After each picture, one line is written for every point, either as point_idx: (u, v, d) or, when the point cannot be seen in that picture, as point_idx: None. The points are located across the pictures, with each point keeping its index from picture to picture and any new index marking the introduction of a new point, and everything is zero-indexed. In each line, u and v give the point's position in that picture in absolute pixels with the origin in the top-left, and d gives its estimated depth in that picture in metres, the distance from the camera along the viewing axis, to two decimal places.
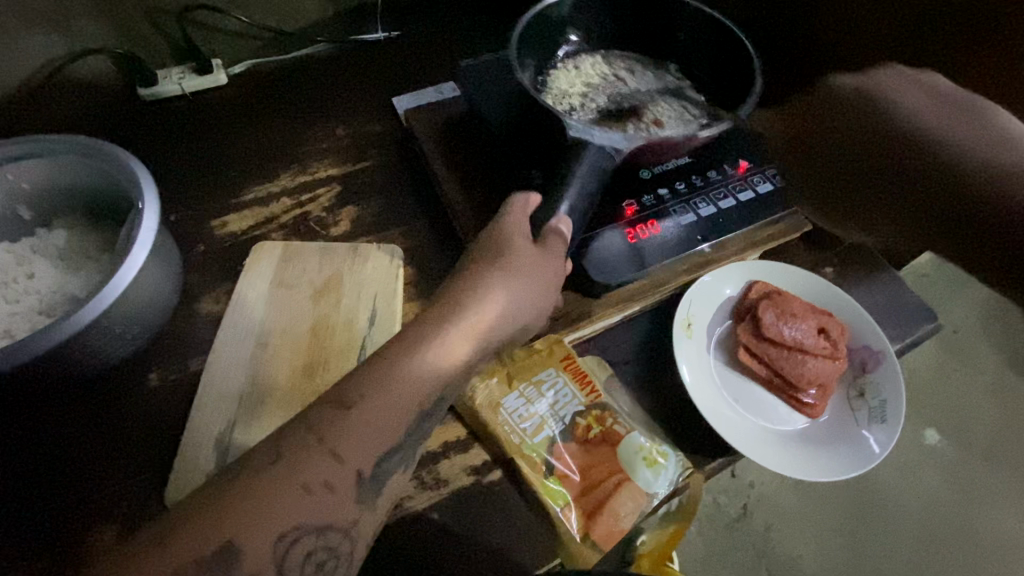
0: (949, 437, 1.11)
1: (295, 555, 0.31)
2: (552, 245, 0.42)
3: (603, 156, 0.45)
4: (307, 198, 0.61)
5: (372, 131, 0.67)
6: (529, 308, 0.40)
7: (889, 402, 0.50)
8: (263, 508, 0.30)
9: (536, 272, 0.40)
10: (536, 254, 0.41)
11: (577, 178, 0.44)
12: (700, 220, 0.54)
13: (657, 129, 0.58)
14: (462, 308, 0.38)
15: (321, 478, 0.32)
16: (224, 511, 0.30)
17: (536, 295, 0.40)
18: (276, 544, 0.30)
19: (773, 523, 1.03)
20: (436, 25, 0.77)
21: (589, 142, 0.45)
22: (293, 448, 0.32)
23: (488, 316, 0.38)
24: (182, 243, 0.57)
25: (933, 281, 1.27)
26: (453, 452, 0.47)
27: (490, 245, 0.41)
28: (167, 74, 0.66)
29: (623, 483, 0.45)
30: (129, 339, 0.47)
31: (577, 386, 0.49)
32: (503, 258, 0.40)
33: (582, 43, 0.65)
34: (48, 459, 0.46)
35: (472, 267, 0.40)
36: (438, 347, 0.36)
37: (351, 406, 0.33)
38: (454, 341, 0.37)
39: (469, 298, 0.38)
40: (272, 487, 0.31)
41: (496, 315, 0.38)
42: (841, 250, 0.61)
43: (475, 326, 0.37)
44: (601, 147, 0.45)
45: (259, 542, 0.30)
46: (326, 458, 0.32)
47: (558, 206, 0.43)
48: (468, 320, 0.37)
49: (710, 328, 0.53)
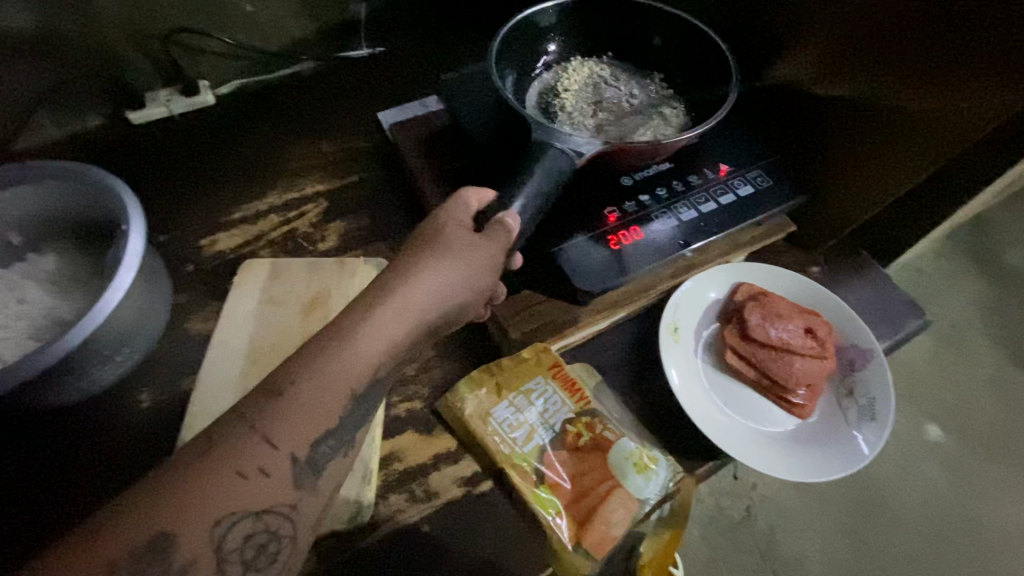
0: (950, 433, 1.11)
1: (227, 535, 0.30)
2: (493, 232, 0.41)
3: (564, 159, 0.45)
4: (295, 215, 0.62)
5: (359, 146, 0.68)
6: (461, 289, 0.39)
7: (878, 400, 0.50)
8: (224, 510, 0.30)
9: (467, 254, 0.39)
10: (470, 237, 0.40)
11: (534, 175, 0.44)
12: (683, 224, 0.53)
13: (634, 136, 0.57)
14: (395, 288, 0.37)
15: (256, 462, 0.31)
16: (171, 504, 0.29)
17: (468, 277, 0.39)
18: (239, 543, 0.31)
19: (777, 524, 1.02)
20: (422, 41, 0.78)
21: (551, 143, 0.45)
22: (253, 448, 0.31)
23: (421, 298, 0.37)
24: (171, 263, 0.58)
25: (929, 276, 1.27)
26: (442, 463, 0.47)
27: (431, 230, 0.41)
28: (155, 96, 0.68)
29: (614, 490, 0.45)
30: (117, 360, 0.48)
31: (566, 394, 0.49)
32: (437, 240, 0.40)
33: (564, 50, 0.64)
34: (32, 479, 0.45)
35: (411, 251, 0.40)
36: (372, 332, 0.35)
37: (319, 406, 0.33)
38: (387, 320, 0.36)
39: (400, 280, 0.38)
40: (235, 491, 0.31)
41: (428, 296, 0.37)
42: (827, 250, 0.62)
43: (407, 306, 0.37)
44: (562, 150, 0.45)
45: (220, 543, 0.30)
46: (263, 440, 0.32)
47: (510, 204, 0.42)
48: (402, 304, 0.37)
49: (697, 332, 0.54)
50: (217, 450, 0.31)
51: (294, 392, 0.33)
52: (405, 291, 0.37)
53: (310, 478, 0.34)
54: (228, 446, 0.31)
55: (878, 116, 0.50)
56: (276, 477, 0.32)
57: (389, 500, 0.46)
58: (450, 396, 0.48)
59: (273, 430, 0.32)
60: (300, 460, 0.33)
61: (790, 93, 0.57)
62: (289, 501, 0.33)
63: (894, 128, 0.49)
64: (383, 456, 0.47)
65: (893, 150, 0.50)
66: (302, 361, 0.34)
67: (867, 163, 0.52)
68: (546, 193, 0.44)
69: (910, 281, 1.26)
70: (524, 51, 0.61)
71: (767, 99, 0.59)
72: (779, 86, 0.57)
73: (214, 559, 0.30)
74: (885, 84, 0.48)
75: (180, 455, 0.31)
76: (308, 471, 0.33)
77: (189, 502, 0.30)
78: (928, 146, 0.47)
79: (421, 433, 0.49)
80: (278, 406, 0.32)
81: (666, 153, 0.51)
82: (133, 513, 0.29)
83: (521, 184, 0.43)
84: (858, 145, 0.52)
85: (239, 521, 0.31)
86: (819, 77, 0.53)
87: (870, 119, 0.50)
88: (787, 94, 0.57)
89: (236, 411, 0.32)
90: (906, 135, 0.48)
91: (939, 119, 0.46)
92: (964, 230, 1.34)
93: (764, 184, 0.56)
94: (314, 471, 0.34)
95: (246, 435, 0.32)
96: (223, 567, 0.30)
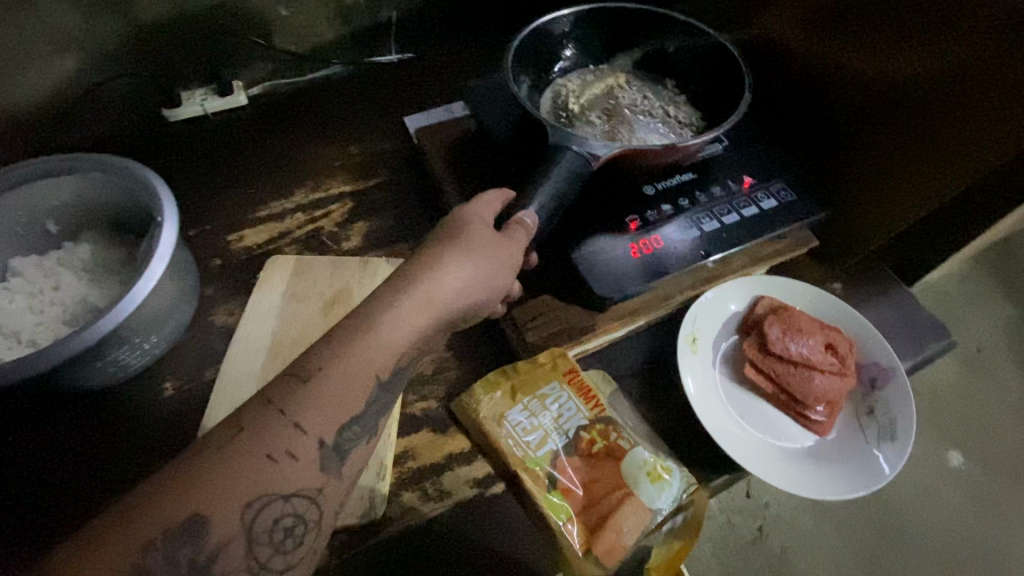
0: (974, 460, 1.08)
1: (260, 518, 0.31)
2: (512, 233, 0.41)
3: (581, 162, 0.45)
4: (321, 213, 0.63)
5: (383, 149, 0.69)
6: (481, 284, 0.39)
7: (900, 420, 0.49)
8: (254, 494, 0.31)
9: (491, 256, 0.40)
10: (492, 236, 0.40)
11: (551, 177, 0.44)
12: (705, 235, 0.53)
13: (645, 140, 0.57)
14: (417, 281, 0.37)
15: (285, 447, 0.32)
16: (214, 489, 0.30)
17: (488, 277, 0.39)
18: (269, 525, 0.31)
19: (790, 545, 1.00)
20: (449, 47, 0.80)
21: (568, 146, 0.45)
22: (281, 437, 0.32)
23: (442, 291, 0.38)
24: (199, 256, 0.59)
25: (954, 299, 1.24)
26: (456, 463, 0.48)
27: (451, 225, 0.41)
28: (191, 95, 0.70)
29: (626, 498, 0.45)
30: (145, 348, 0.49)
31: (581, 400, 0.49)
32: (460, 238, 0.40)
33: (579, 56, 0.64)
34: (62, 461, 0.47)
35: (433, 243, 0.40)
36: (398, 324, 0.36)
37: (343, 395, 0.34)
38: (409, 313, 0.36)
39: (423, 275, 0.38)
40: (267, 476, 0.31)
41: (452, 290, 0.38)
42: (851, 265, 0.61)
43: (429, 300, 0.37)
44: (579, 153, 0.45)
45: (251, 526, 0.31)
46: (295, 427, 0.32)
47: (526, 205, 0.43)
48: (427, 299, 0.37)
49: (716, 343, 0.53)
50: (246, 434, 0.32)
51: (323, 378, 0.34)
52: (427, 284, 0.37)
53: (338, 462, 0.34)
54: (257, 424, 0.32)
55: (895, 138, 0.51)
56: (309, 466, 0.32)
57: (403, 497, 0.46)
58: (465, 398, 0.49)
59: (305, 425, 0.33)
60: (331, 448, 0.33)
61: (814, 110, 0.57)
62: (316, 492, 0.33)
63: (908, 148, 0.50)
64: (397, 454, 0.48)
65: (911, 167, 0.50)
66: (336, 349, 0.35)
67: (884, 181, 0.53)
68: (562, 194, 0.44)
69: (935, 302, 1.24)
70: (540, 57, 0.62)
71: (794, 111, 0.59)
72: (806, 99, 0.57)
73: (244, 542, 0.31)
74: (899, 110, 0.50)
75: (208, 437, 0.32)
76: (335, 458, 0.34)
77: (213, 485, 0.30)
78: (948, 165, 0.47)
79: (435, 432, 0.49)
80: (306, 394, 0.33)
81: (679, 156, 0.51)
82: (169, 491, 0.29)
83: (538, 186, 0.44)
84: (877, 159, 0.53)
85: (266, 505, 0.31)
86: (847, 89, 0.53)
87: (891, 133, 0.51)
88: (809, 107, 0.57)
89: (269, 401, 0.33)
90: (929, 154, 0.48)
91: (938, 149, 0.48)
92: (992, 252, 1.31)
93: (788, 199, 0.56)
94: (341, 458, 0.34)
95: (277, 429, 0.32)
96: (257, 553, 0.31)
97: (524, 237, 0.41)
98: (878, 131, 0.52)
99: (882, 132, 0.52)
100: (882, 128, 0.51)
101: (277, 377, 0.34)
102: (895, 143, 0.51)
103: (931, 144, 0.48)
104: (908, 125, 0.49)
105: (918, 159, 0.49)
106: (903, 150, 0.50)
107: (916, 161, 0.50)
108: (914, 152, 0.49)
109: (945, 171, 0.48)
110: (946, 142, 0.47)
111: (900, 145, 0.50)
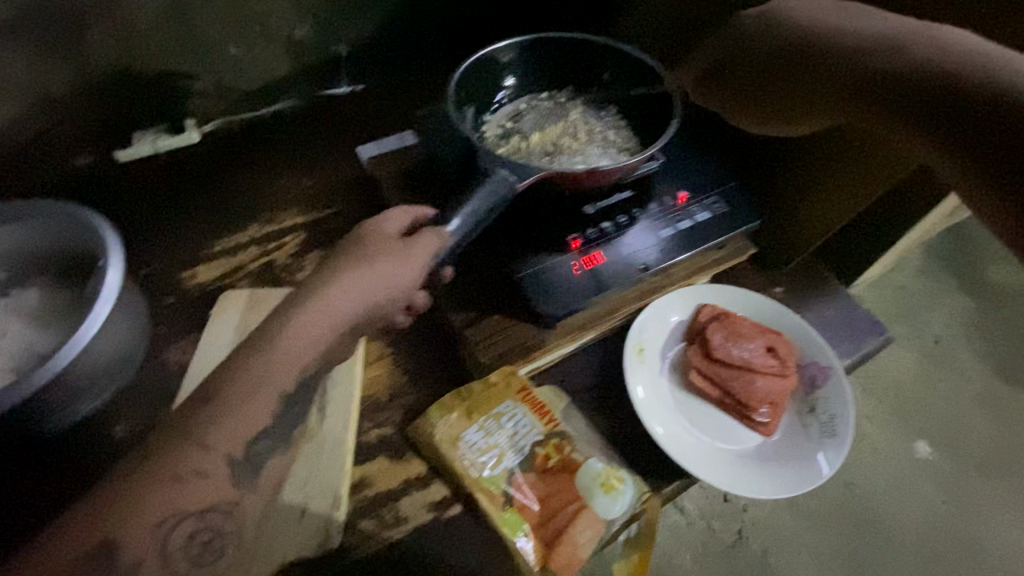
0: (940, 449, 1.12)
1: None
2: (418, 240, 0.42)
3: (504, 185, 0.46)
4: (274, 246, 0.64)
5: (336, 180, 0.70)
6: (379, 288, 0.40)
7: (839, 416, 0.51)
8: None
9: (386, 261, 0.41)
10: (390, 244, 0.42)
11: (474, 198, 0.45)
12: (643, 249, 0.55)
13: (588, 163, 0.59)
14: (313, 290, 0.39)
15: None
16: None
17: (383, 282, 0.40)
18: (183, 541, 0.35)
19: (770, 547, 1.01)
20: (405, 78, 0.82)
21: (496, 168, 0.47)
22: None
23: (334, 301, 0.39)
24: (151, 296, 0.59)
25: (912, 294, 1.29)
26: (413, 488, 0.48)
27: (361, 235, 0.44)
28: (141, 134, 0.71)
29: (581, 511, 0.46)
30: (94, 392, 0.49)
31: (536, 416, 0.50)
32: (358, 249, 0.42)
33: (520, 86, 0.66)
34: (10, 513, 0.46)
35: (332, 255, 0.42)
36: (292, 332, 0.38)
37: None
38: (303, 322, 0.38)
39: (317, 286, 0.40)
40: None
41: (345, 297, 0.39)
42: (792, 270, 0.64)
43: (323, 308, 0.39)
44: (503, 176, 0.46)
45: (165, 543, 0.34)
46: None
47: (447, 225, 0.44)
48: (319, 306, 0.39)
49: (663, 352, 0.55)
50: None
51: None
52: (320, 291, 0.39)
53: None
54: None
55: (800, 159, 0.56)
56: None
57: (360, 527, 0.46)
58: (421, 423, 0.49)
59: None
60: None
61: (730, 128, 0.62)
62: None
63: (811, 168, 0.55)
64: (354, 484, 0.48)
65: (814, 185, 0.56)
66: None
67: (802, 189, 0.57)
68: (484, 217, 0.45)
69: (895, 299, 1.28)
70: (482, 87, 0.63)
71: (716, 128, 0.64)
72: (719, 120, 0.63)
73: None
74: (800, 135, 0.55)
75: None
76: None
77: None
78: (846, 186, 0.53)
79: (391, 458, 0.50)
80: None
81: (610, 178, 0.52)
82: None
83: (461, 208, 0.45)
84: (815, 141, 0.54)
85: (181, 521, 0.35)
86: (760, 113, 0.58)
87: (805, 149, 0.55)
88: None
89: None
90: (829, 176, 0.54)
91: (837, 172, 0.54)
92: (944, 246, 1.37)
93: (722, 211, 0.58)
94: None
95: None
96: None
97: (435, 243, 0.43)
98: (786, 149, 0.57)
99: (790, 152, 0.57)
100: (788, 149, 0.57)
101: (199, 406, 0.36)
102: (800, 162, 0.56)
103: (836, 167, 0.53)
104: (813, 147, 0.55)
105: (818, 178, 0.55)
106: (806, 169, 0.56)
107: (816, 181, 0.55)
108: (816, 173, 0.55)
109: (841, 193, 0.54)
110: (843, 166, 0.53)
111: (804, 165, 0.56)
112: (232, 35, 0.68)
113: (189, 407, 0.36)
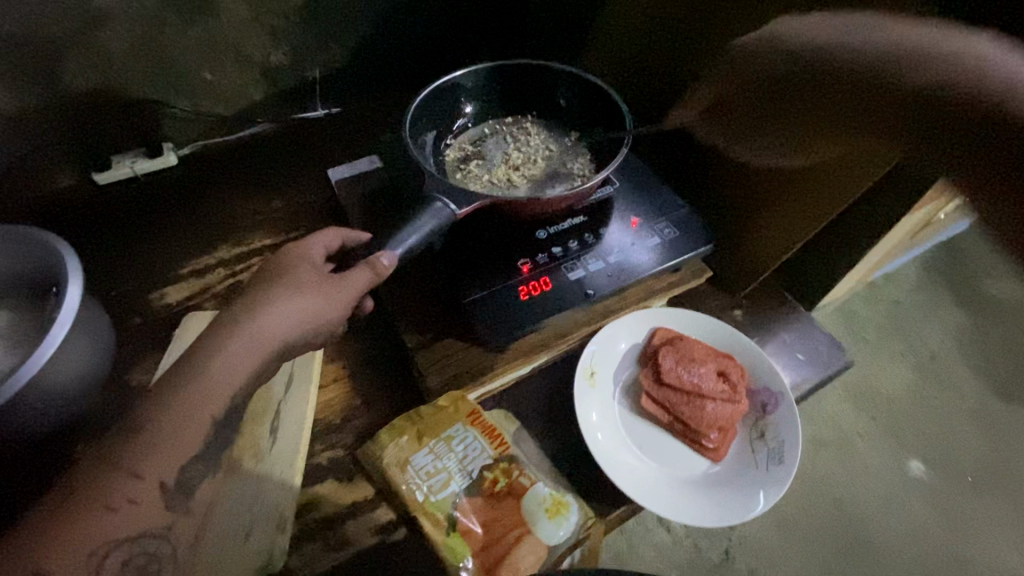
0: (933, 468, 1.10)
1: None
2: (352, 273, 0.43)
3: (444, 214, 0.47)
4: (241, 268, 0.65)
5: (306, 202, 0.72)
6: (304, 320, 0.41)
7: (787, 443, 0.51)
8: None
9: (314, 292, 0.42)
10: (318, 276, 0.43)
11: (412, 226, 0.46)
12: (591, 274, 0.55)
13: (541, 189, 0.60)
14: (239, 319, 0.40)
15: None
16: None
17: (307, 313, 0.42)
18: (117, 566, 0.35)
19: (757, 567, 1.00)
20: (384, 100, 0.84)
21: (436, 197, 0.48)
22: None
23: (259, 328, 0.40)
24: (119, 317, 0.61)
25: (905, 309, 1.28)
26: (359, 511, 0.49)
27: (286, 261, 0.44)
28: (120, 158, 0.72)
29: (524, 537, 0.46)
30: (53, 413, 0.49)
31: (485, 440, 0.50)
32: (287, 277, 0.43)
33: (478, 112, 0.67)
34: None
35: (256, 280, 0.43)
36: (218, 360, 0.39)
37: None
38: (224, 350, 0.39)
39: (243, 313, 0.41)
40: None
41: (270, 327, 0.40)
42: (753, 292, 0.64)
43: (246, 336, 0.40)
44: (442, 205, 0.47)
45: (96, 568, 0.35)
46: None
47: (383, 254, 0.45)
48: (242, 332, 0.40)
49: (616, 376, 0.55)
50: None
51: None
52: (245, 320, 0.40)
53: None
54: None
55: (758, 179, 0.57)
56: None
57: (305, 549, 0.47)
58: (371, 446, 0.49)
59: None
60: None
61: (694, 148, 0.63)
62: None
63: (768, 188, 0.56)
64: (301, 506, 0.49)
65: (772, 204, 0.56)
66: None
67: (760, 208, 0.58)
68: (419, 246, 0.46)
69: (889, 314, 1.27)
70: (440, 114, 0.64)
71: (681, 150, 0.65)
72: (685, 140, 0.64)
73: None
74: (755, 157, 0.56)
75: None
76: None
77: None
78: (801, 206, 0.54)
79: (340, 481, 0.50)
80: None
81: (555, 207, 0.54)
82: None
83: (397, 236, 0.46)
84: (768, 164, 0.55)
85: (114, 548, 0.35)
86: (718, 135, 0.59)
87: (762, 169, 0.56)
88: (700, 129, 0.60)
89: None
90: (786, 195, 0.55)
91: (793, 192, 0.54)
92: (941, 260, 1.36)
93: (672, 237, 0.58)
94: None
95: None
96: None
97: (366, 279, 0.43)
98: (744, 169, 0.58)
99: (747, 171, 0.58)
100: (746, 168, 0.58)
101: (129, 432, 0.37)
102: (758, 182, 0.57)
103: (792, 187, 0.54)
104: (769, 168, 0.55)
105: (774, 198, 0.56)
106: (764, 189, 0.57)
107: (774, 200, 0.56)
108: (773, 192, 0.56)
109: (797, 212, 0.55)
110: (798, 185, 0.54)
111: (762, 184, 0.57)
112: (208, 62, 0.70)
113: (120, 434, 0.37)
